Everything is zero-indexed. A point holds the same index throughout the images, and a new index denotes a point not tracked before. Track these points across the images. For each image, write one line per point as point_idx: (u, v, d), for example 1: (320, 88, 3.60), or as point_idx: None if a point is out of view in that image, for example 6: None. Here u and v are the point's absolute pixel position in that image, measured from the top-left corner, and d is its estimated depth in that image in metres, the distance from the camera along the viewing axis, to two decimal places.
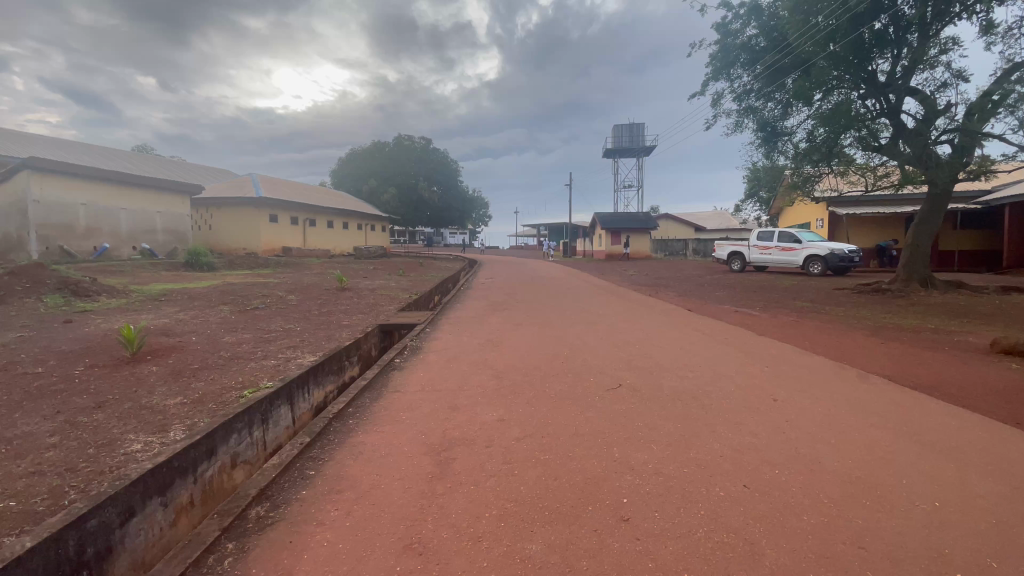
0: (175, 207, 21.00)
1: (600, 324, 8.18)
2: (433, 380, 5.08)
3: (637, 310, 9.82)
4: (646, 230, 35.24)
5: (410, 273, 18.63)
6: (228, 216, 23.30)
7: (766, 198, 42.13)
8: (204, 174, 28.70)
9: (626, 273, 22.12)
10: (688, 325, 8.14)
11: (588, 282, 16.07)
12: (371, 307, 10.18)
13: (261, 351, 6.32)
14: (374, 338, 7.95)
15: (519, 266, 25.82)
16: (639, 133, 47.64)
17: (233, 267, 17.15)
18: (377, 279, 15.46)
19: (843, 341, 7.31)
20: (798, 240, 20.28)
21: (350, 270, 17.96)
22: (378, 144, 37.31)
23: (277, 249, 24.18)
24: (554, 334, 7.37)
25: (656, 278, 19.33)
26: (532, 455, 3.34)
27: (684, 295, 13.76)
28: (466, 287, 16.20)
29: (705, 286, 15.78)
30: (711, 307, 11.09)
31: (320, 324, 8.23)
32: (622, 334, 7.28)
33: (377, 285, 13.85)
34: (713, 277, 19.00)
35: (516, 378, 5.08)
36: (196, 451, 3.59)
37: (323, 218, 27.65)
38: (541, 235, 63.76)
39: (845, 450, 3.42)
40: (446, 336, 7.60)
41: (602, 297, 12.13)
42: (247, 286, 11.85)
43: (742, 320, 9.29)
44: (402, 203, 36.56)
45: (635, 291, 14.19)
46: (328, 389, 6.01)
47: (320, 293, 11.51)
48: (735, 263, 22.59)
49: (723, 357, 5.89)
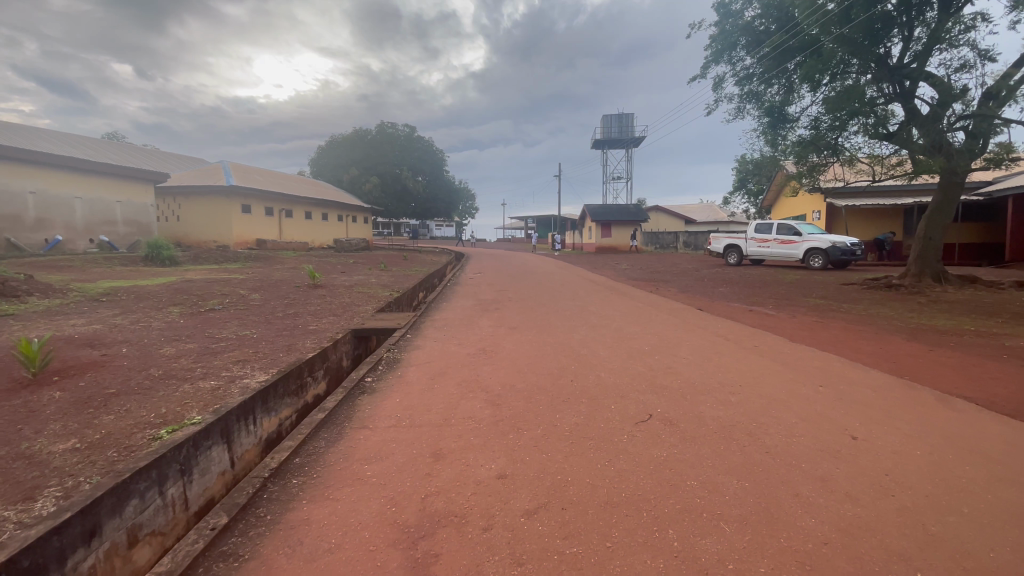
0: (138, 197, 19.42)
1: (608, 328, 7.13)
2: (411, 411, 3.97)
3: (643, 310, 8.78)
4: (637, 222, 34.30)
5: (392, 268, 17.37)
6: (196, 206, 21.78)
7: (756, 190, 41.50)
8: (174, 161, 26.99)
9: (620, 267, 21.17)
10: (706, 328, 7.13)
11: (583, 278, 15.05)
12: (342, 308, 8.98)
13: (201, 368, 5.14)
14: (345, 347, 6.81)
15: (508, 260, 24.73)
16: (629, 123, 46.62)
17: (199, 262, 15.78)
18: (355, 275, 14.20)
19: (886, 347, 6.37)
20: (799, 233, 19.30)
21: (327, 265, 16.66)
22: (359, 131, 35.73)
23: (251, 242, 22.76)
24: (554, 342, 6.27)
25: (652, 272, 18.40)
26: (552, 545, 2.29)
27: (687, 291, 12.82)
28: (452, 283, 15.08)
29: (707, 281, 14.86)
30: (721, 305, 10.14)
31: (282, 330, 7.06)
32: (635, 341, 6.23)
33: (354, 281, 12.61)
34: (712, 271, 18.07)
35: (517, 406, 4.00)
36: (62, 538, 2.49)
37: (300, 209, 26.17)
38: (528, 228, 62.54)
39: (992, 529, 2.43)
40: (428, 345, 6.47)
41: (601, 295, 11.07)
42: (207, 284, 10.57)
43: (760, 320, 8.32)
44: (385, 193, 35.11)
45: (635, 287, 13.17)
46: (283, 416, 4.88)
47: (288, 291, 10.31)
48: (732, 257, 21.58)
49: (764, 374, 4.89)
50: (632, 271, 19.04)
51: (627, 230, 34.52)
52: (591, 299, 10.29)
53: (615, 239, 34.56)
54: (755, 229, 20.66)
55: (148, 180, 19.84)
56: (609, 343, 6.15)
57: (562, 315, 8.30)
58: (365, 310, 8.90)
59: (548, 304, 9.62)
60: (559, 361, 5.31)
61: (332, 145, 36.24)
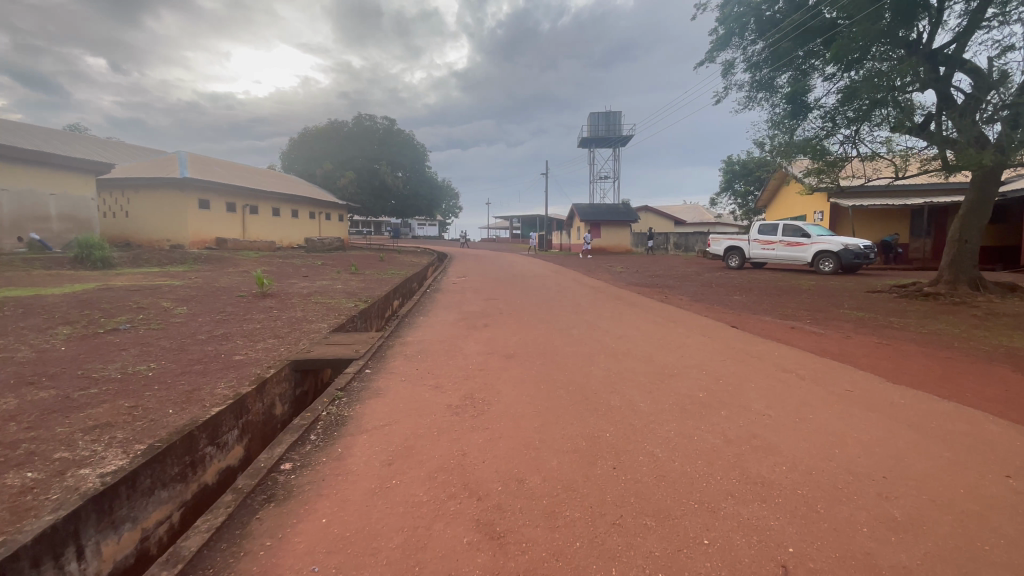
0: (77, 189, 17.11)
1: (637, 359, 5.36)
2: (342, 558, 2.17)
3: (666, 328, 7.03)
4: (627, 222, 32.74)
5: (364, 271, 15.41)
6: (147, 200, 19.50)
7: (744, 190, 40.53)
8: (127, 151, 24.50)
9: (616, 269, 19.49)
10: (763, 359, 5.40)
11: (580, 283, 13.35)
12: (284, 327, 7.02)
13: (29, 443, 3.25)
14: (278, 387, 4.98)
15: (493, 262, 22.85)
16: (616, 121, 45.19)
17: (140, 263, 13.67)
18: (318, 281, 12.26)
19: (1006, 388, 4.79)
20: (806, 234, 17.72)
21: (290, 268, 14.65)
22: (335, 123, 33.50)
23: (209, 241, 20.57)
24: (569, 384, 4.48)
25: (653, 276, 16.78)
26: None
27: (700, 300, 11.22)
28: (432, 289, 13.22)
29: (719, 288, 13.25)
30: (752, 318, 8.53)
31: (194, 363, 5.17)
32: (682, 386, 4.45)
33: (314, 289, 10.66)
34: (718, 276, 16.56)
35: (535, 546, 2.22)
36: None
37: (267, 205, 24.01)
38: (513, 228, 60.70)
39: None
40: (390, 385, 4.61)
41: (607, 305, 9.29)
42: (125, 293, 8.56)
43: (815, 343, 6.62)
44: (362, 190, 32.93)
45: (641, 295, 11.50)
46: (150, 523, 3.05)
47: (227, 301, 8.38)
48: (733, 259, 19.97)
49: (903, 457, 3.18)
50: (630, 275, 17.38)
51: (616, 231, 32.92)
52: (597, 311, 8.49)
53: (605, 240, 32.94)
54: (759, 230, 19.08)
55: (88, 170, 17.50)
56: (646, 388, 4.36)
57: (567, 337, 6.47)
58: (316, 329, 6.98)
59: (548, 318, 7.83)
60: (585, 425, 3.53)
61: (304, 138, 33.90)
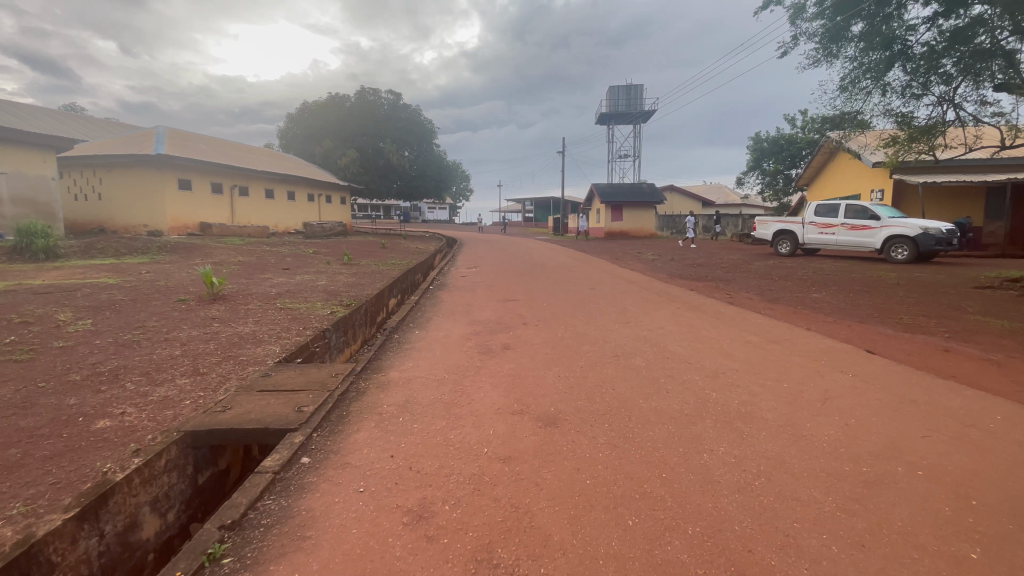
0: (33, 168, 14.98)
1: (771, 438, 3.11)
2: None
3: (773, 356, 4.75)
4: (652, 204, 30.08)
5: (357, 261, 13.18)
6: (120, 181, 17.50)
7: (774, 168, 37.57)
8: (106, 128, 22.36)
9: (647, 257, 17.12)
10: (995, 436, 3.10)
11: (615, 277, 11.03)
12: (211, 353, 4.84)
13: None
14: (144, 493, 2.83)
15: (507, 249, 20.50)
16: (638, 95, 42.06)
17: (94, 253, 11.53)
18: (296, 276, 10.06)
19: None
20: (874, 216, 15.11)
21: (271, 259, 12.46)
22: (336, 96, 30.87)
23: (191, 226, 18.56)
24: (682, 520, 2.26)
25: (695, 265, 14.41)
26: None
27: (772, 299, 8.88)
28: (437, 285, 10.99)
29: (783, 283, 10.90)
30: (870, 332, 6.21)
31: (12, 447, 3.03)
32: (916, 531, 2.21)
33: (286, 288, 8.48)
34: (770, 266, 14.20)
35: None
36: None
37: (258, 186, 21.95)
38: (525, 210, 57.99)
39: None
40: (334, 505, 2.43)
41: (664, 311, 6.96)
42: (24, 298, 6.43)
43: (1014, 382, 4.31)
44: (365, 169, 30.72)
45: (695, 292, 9.19)
46: None
47: (157, 310, 6.23)
48: (783, 245, 17.33)
49: None
50: (667, 265, 14.96)
51: (640, 213, 30.30)
52: (656, 322, 6.19)
53: (627, 223, 30.32)
54: (815, 211, 16.41)
55: (47, 146, 15.34)
56: (847, 538, 2.15)
57: (631, 376, 4.19)
58: (258, 356, 4.81)
59: (593, 335, 5.55)
60: None
61: (303, 113, 31.56)
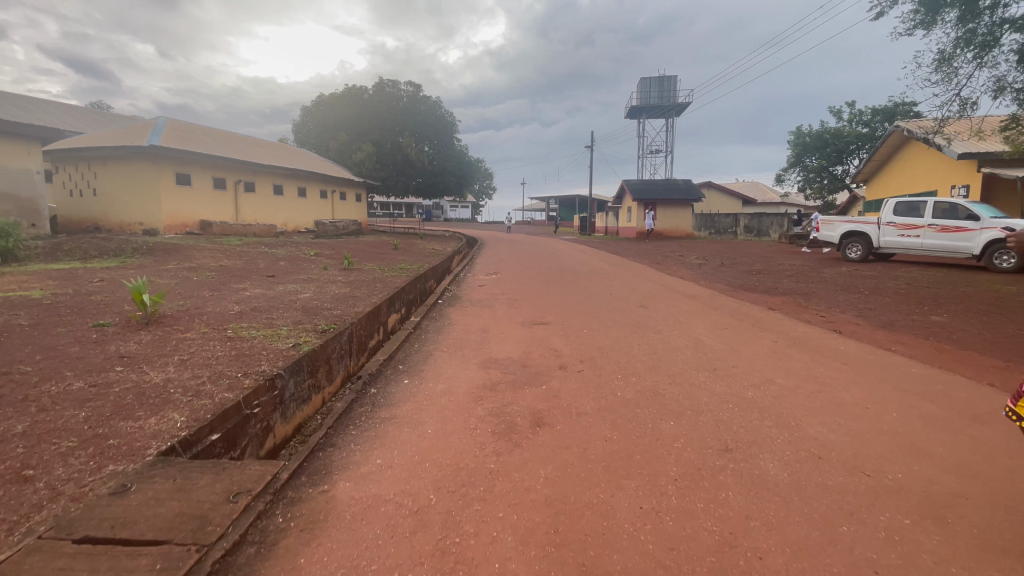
0: (16, 161, 13.53)
1: None
2: None
3: (1012, 467, 2.70)
4: (688, 202, 27.75)
5: (360, 265, 11.40)
6: (115, 175, 16.21)
7: (821, 164, 34.67)
8: (110, 122, 21.13)
9: (693, 261, 14.97)
10: None
11: (667, 288, 8.97)
12: (67, 433, 3.06)
13: None
14: None
15: (533, 251, 18.53)
16: (672, 87, 39.52)
17: (60, 256, 9.97)
18: (279, 286, 8.32)
19: None
20: (970, 216, 12.65)
21: (261, 263, 10.75)
22: (353, 87, 29.24)
23: (191, 224, 17.20)
24: None
25: (754, 272, 12.25)
26: None
27: (884, 324, 6.75)
28: (450, 298, 9.13)
29: (879, 299, 8.72)
30: None
31: None
32: None
33: (255, 303, 6.71)
34: (845, 274, 11.96)
35: None
36: None
37: (265, 181, 20.53)
38: (549, 209, 55.80)
39: None
40: None
41: (759, 349, 4.92)
42: None
43: None
44: (382, 164, 29.27)
45: (778, 312, 7.12)
46: None
47: (51, 343, 4.48)
48: (853, 250, 14.91)
49: None
50: (720, 271, 12.81)
51: (675, 212, 27.98)
52: (758, 372, 4.19)
53: (661, 223, 28.03)
54: (893, 210, 14.02)
55: (30, 137, 13.87)
56: None
57: (782, 519, 2.22)
58: (135, 441, 3.00)
59: (674, 400, 3.57)
60: None
61: (320, 105, 30.13)
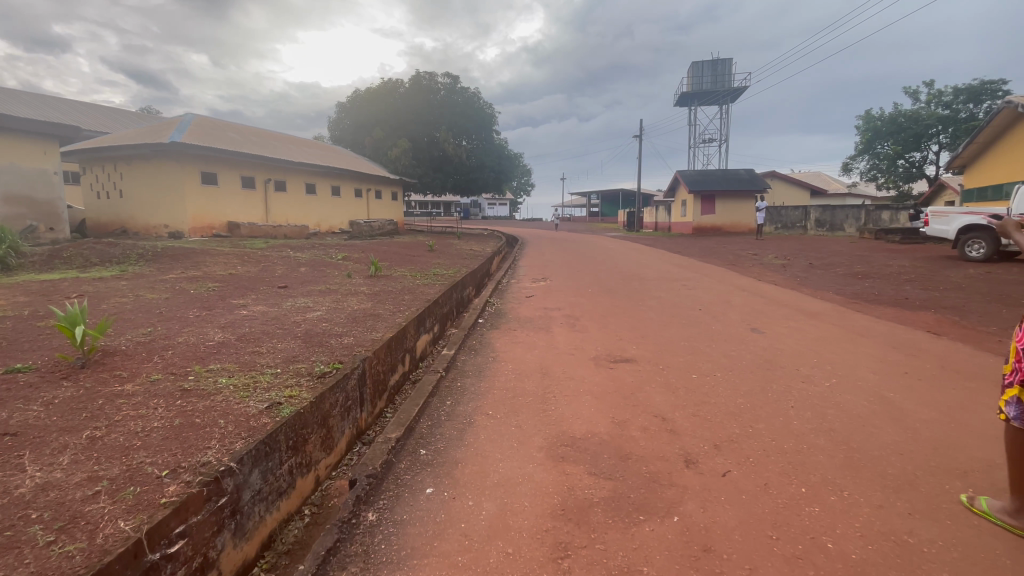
0: (32, 162, 12.78)
1: None
2: None
3: None
4: (750, 194, 25.22)
5: (390, 271, 9.91)
6: (139, 176, 15.41)
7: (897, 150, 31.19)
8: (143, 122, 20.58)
9: (774, 262, 12.82)
10: None
11: (769, 299, 7.04)
12: None
13: None
14: None
15: (582, 250, 16.66)
16: (725, 71, 36.68)
17: (57, 265, 8.89)
18: (288, 300, 6.88)
19: None
20: None
21: (277, 270, 9.40)
22: (387, 82, 28.07)
23: (217, 226, 16.26)
24: None
25: (860, 276, 10.08)
26: None
27: None
28: (494, 313, 7.50)
29: None
30: None
31: None
32: None
33: (249, 327, 5.26)
34: (979, 278, 9.66)
35: None
36: None
37: (296, 180, 19.49)
38: (591, 204, 53.39)
39: None
40: None
41: (1000, 422, 3.04)
42: None
43: None
44: (418, 161, 28.11)
45: (948, 338, 5.14)
46: None
47: None
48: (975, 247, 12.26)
49: None
50: (814, 274, 10.68)
51: (736, 205, 25.48)
52: None
53: (719, 217, 25.60)
54: None
55: (47, 136, 13.09)
56: None
57: None
58: None
59: None
60: None
61: (355, 101, 29.14)
